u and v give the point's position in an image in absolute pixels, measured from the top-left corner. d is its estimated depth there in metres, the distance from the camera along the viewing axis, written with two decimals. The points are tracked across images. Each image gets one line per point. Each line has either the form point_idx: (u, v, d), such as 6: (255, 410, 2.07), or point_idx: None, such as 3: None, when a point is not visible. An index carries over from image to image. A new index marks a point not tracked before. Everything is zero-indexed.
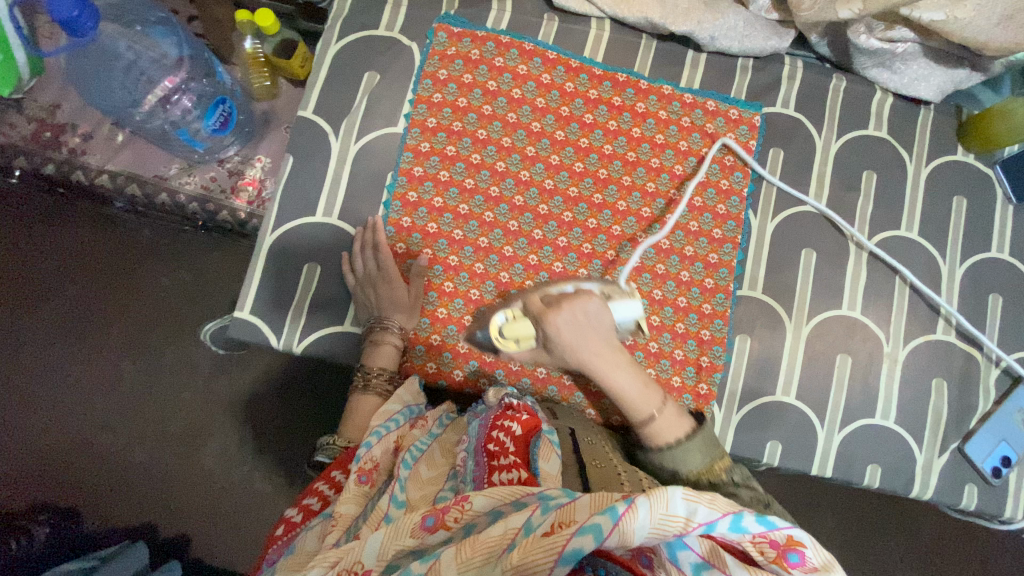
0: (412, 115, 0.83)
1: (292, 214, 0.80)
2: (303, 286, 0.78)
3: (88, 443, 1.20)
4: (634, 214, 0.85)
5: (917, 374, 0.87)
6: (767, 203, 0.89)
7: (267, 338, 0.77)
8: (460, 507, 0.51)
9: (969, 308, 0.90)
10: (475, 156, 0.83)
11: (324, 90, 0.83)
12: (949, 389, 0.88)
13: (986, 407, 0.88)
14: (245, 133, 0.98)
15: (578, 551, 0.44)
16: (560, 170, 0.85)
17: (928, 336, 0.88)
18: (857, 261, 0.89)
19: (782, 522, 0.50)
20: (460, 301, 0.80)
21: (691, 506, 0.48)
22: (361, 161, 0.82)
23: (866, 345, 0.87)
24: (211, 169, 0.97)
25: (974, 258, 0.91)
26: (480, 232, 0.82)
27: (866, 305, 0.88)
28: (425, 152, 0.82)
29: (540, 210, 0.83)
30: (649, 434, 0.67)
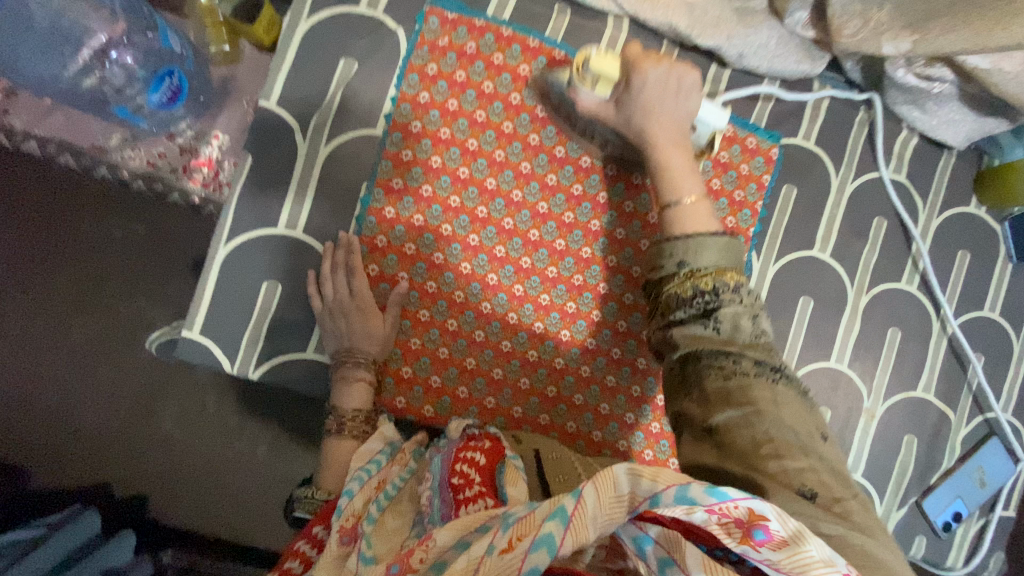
0: (394, 116, 0.72)
1: (252, 224, 0.71)
2: (262, 305, 0.71)
3: (25, 397, 0.97)
4: (632, 245, 0.77)
5: (892, 429, 0.87)
6: (771, 245, 0.84)
7: (219, 361, 0.71)
8: (423, 547, 0.47)
9: (952, 367, 0.89)
10: (463, 169, 0.73)
11: (292, 77, 0.72)
12: (918, 445, 0.88)
13: (949, 464, 0.89)
14: (199, 103, 0.85)
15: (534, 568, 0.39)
16: (558, 193, 0.76)
17: (907, 392, 0.87)
18: (852, 312, 0.86)
19: (738, 494, 0.40)
20: (435, 331, 0.74)
21: (634, 480, 0.41)
22: (333, 166, 0.72)
23: (846, 398, 0.86)
24: (158, 144, 0.85)
25: (967, 316, 0.89)
26: (463, 257, 0.74)
27: (853, 357, 0.86)
28: (407, 162, 0.72)
29: (531, 236, 0.76)
30: (673, 216, 0.63)
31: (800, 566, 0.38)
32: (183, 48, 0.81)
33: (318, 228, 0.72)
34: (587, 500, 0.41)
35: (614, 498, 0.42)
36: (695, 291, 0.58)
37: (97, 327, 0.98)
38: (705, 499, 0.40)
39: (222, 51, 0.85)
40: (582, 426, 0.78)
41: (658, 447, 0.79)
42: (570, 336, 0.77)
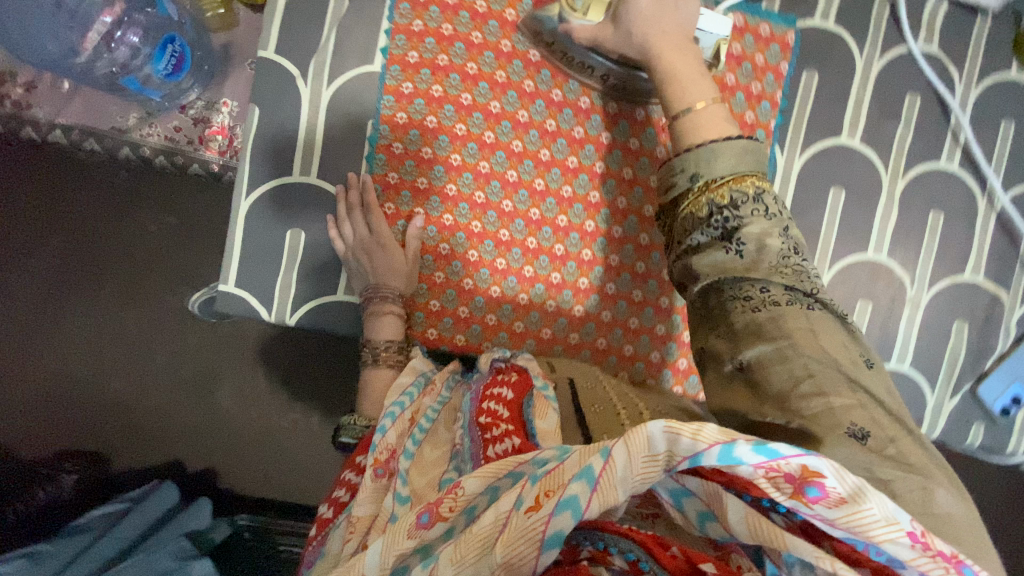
0: (390, 50, 0.71)
1: (267, 175, 0.73)
2: (288, 252, 0.74)
3: (99, 388, 1.04)
4: (645, 154, 0.77)
5: (938, 317, 0.84)
6: (794, 138, 0.80)
7: (258, 311, 0.74)
8: (454, 495, 0.48)
9: (1002, 246, 0.84)
10: (466, 96, 0.72)
11: (285, 24, 0.71)
12: (969, 331, 0.85)
13: (1004, 348, 0.85)
14: (204, 72, 0.86)
15: (558, 532, 0.40)
16: (564, 108, 0.75)
17: (954, 277, 0.83)
18: (888, 198, 0.82)
19: (789, 452, 0.37)
20: (457, 264, 0.75)
21: (671, 438, 0.40)
22: (337, 108, 0.73)
23: (888, 290, 0.83)
24: (173, 118, 0.86)
25: (1017, 190, 0.83)
26: (476, 186, 0.74)
27: (893, 246, 0.82)
28: (409, 95, 0.72)
29: (541, 157, 0.75)
30: (686, 127, 0.58)
31: (858, 524, 0.37)
32: (180, 16, 0.82)
33: (331, 173, 0.74)
34: (616, 460, 0.41)
35: (648, 457, 0.41)
36: (712, 211, 0.54)
37: (150, 319, 1.04)
38: (751, 457, 0.38)
39: (217, 14, 0.85)
40: (614, 341, 0.78)
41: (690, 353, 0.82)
42: (592, 254, 0.77)
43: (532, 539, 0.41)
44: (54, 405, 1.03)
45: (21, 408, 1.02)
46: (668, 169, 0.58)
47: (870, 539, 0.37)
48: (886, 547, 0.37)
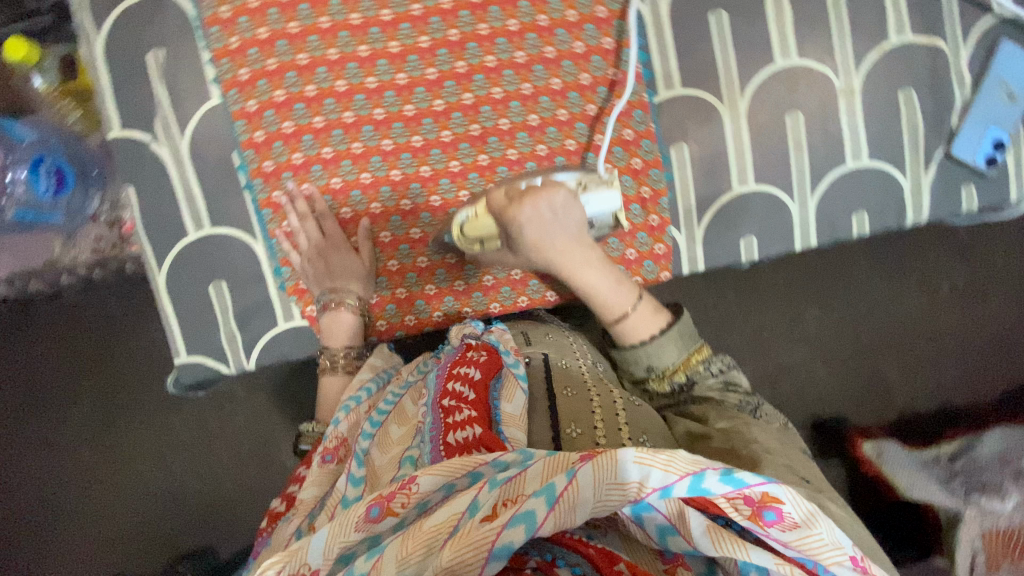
0: (228, 106, 0.66)
1: (167, 242, 0.69)
2: (218, 306, 0.70)
3: (180, 495, 1.08)
4: (523, 127, 0.68)
5: (944, 193, 0.72)
6: (711, 46, 0.69)
7: (217, 369, 0.71)
8: (406, 491, 0.42)
9: (986, 93, 0.70)
10: (318, 120, 0.67)
11: (118, 98, 0.67)
12: (982, 192, 0.72)
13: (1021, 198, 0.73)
14: (96, 177, 0.85)
15: (507, 546, 0.36)
16: (414, 88, 0.67)
17: (937, 157, 0.71)
18: (847, 98, 0.70)
19: (753, 480, 0.38)
20: None
21: (643, 469, 0.38)
22: (199, 155, 0.67)
23: (858, 199, 0.72)
24: (89, 230, 0.87)
25: (981, 27, 0.69)
26: (369, 203, 0.69)
27: (859, 149, 0.71)
28: (264, 141, 0.67)
29: (416, 145, 0.68)
30: (622, 329, 0.61)
31: (809, 548, 0.38)
32: (45, 136, 0.81)
33: (226, 223, 0.69)
34: (579, 482, 0.38)
35: (613, 485, 0.38)
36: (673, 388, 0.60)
37: (195, 420, 1.08)
38: (719, 487, 0.38)
39: (80, 118, 0.83)
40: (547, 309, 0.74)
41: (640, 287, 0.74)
42: None
43: (481, 548, 0.36)
44: (155, 522, 1.07)
45: (117, 533, 1.07)
46: (622, 358, 0.62)
47: (818, 560, 0.39)
48: (833, 570, 0.39)
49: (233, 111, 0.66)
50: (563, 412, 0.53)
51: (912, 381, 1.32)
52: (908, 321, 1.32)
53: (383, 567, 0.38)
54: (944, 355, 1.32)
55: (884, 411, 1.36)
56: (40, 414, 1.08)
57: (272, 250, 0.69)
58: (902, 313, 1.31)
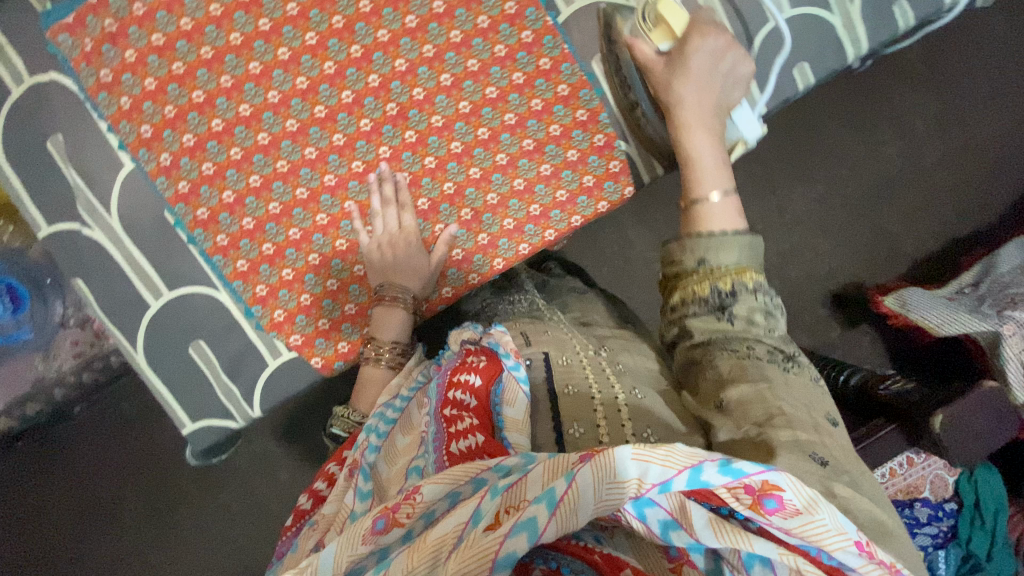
0: (143, 168, 0.65)
1: (133, 323, 0.68)
2: (205, 365, 0.69)
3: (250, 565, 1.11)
4: (438, 91, 0.66)
5: (876, 17, 0.69)
6: None
7: (225, 426, 0.71)
8: (411, 500, 0.41)
9: None
10: (234, 152, 0.65)
11: (36, 197, 0.65)
12: (914, 4, 0.69)
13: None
14: (53, 284, 0.85)
15: (510, 555, 0.33)
16: (318, 88, 0.65)
17: None
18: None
19: (752, 468, 0.35)
20: (329, 300, 0.70)
21: (642, 467, 0.35)
22: (134, 227, 0.66)
23: (791, 48, 0.69)
24: (65, 337, 0.86)
25: None
26: (312, 214, 0.67)
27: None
28: (191, 191, 0.65)
29: (339, 143, 0.66)
30: (702, 201, 0.59)
31: (812, 535, 0.35)
32: None
33: (182, 284, 0.67)
34: (580, 480, 0.35)
35: (613, 484, 0.35)
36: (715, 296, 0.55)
37: (242, 488, 1.12)
38: (718, 478, 0.35)
39: (15, 232, 0.83)
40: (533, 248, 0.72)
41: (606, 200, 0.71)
42: (471, 209, 0.70)
43: (483, 559, 0.34)
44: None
45: None
46: (679, 247, 0.58)
47: (822, 547, 0.35)
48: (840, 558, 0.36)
49: (150, 171, 0.65)
50: (567, 409, 0.51)
51: (899, 229, 1.34)
52: (879, 174, 1.34)
53: None
54: (920, 194, 1.34)
55: (892, 266, 1.34)
56: (89, 530, 1.10)
57: (240, 296, 0.68)
58: (871, 168, 1.33)
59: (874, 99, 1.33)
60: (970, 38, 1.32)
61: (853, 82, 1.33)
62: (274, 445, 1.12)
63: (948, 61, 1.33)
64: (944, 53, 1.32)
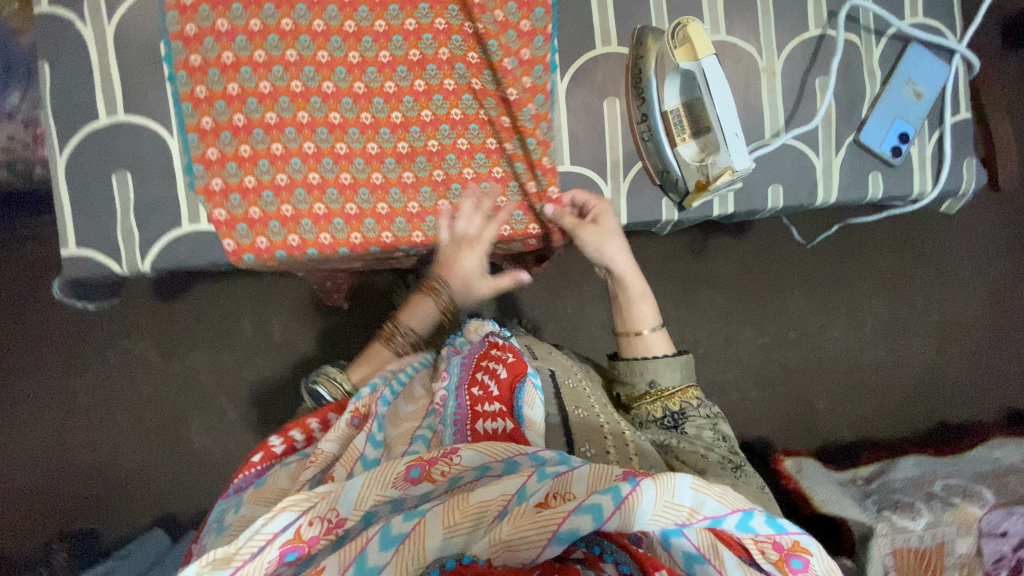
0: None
1: (73, 128, 0.65)
2: (121, 198, 0.66)
3: (181, 402, 1.48)
4: (461, 60, 0.70)
5: (853, 175, 0.76)
6: (649, 11, 0.73)
7: (107, 266, 0.67)
8: (448, 460, 0.51)
9: (891, 90, 0.76)
10: (254, 22, 0.66)
11: None
12: (887, 181, 0.77)
13: (923, 191, 0.78)
14: (22, 74, 0.82)
15: (573, 531, 0.44)
16: (357, 6, 0.68)
17: (848, 140, 0.76)
18: (768, 79, 0.75)
19: (791, 527, 0.48)
20: (270, 193, 0.67)
21: (698, 496, 0.47)
22: (125, 44, 0.66)
23: (779, 167, 0.75)
24: (2, 128, 0.82)
25: (890, 32, 0.76)
26: (295, 109, 0.67)
27: (782, 123, 0.75)
28: (195, 37, 0.66)
29: (352, 60, 0.68)
30: (636, 344, 0.73)
31: None
32: None
33: (141, 113, 0.66)
34: (643, 488, 0.46)
35: (671, 501, 0.47)
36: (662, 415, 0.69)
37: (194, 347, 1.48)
38: (761, 526, 0.48)
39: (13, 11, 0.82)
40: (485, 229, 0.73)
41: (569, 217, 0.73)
42: (444, 173, 0.71)
43: (545, 532, 0.44)
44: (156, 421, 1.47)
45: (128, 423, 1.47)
46: (630, 367, 0.72)
47: None
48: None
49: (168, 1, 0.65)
50: (579, 430, 0.64)
51: (821, 408, 1.41)
52: (821, 352, 1.43)
53: (427, 532, 0.45)
54: (851, 387, 1.42)
55: (803, 438, 1.39)
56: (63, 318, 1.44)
57: (193, 148, 0.66)
58: (816, 342, 1.42)
59: (840, 288, 1.43)
60: (935, 273, 1.46)
61: (833, 264, 1.43)
62: (243, 337, 1.48)
63: (913, 284, 1.45)
64: (909, 274, 1.46)
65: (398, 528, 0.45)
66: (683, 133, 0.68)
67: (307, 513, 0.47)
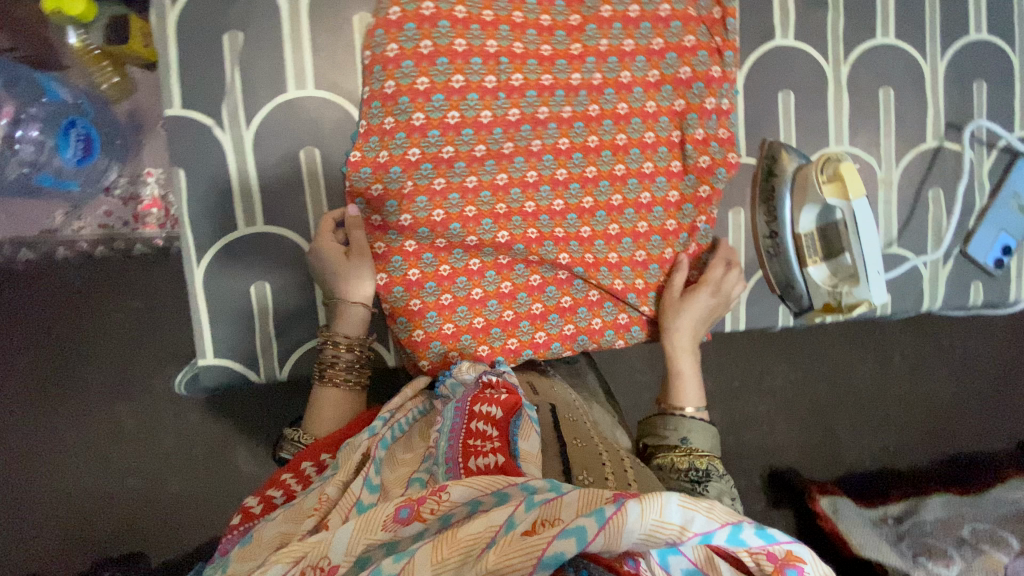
0: (310, 110, 0.64)
1: (212, 236, 0.64)
2: (258, 307, 0.66)
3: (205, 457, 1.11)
4: (582, 303, 0.69)
5: (957, 284, 0.79)
6: (776, 122, 0.73)
7: (245, 375, 0.67)
8: (437, 497, 0.42)
9: (996, 204, 0.78)
10: (647, 166, 0.68)
11: (187, 77, 0.62)
12: (987, 288, 0.80)
13: (1019, 297, 0.81)
14: (117, 147, 0.78)
15: (558, 557, 0.36)
16: (623, 238, 0.68)
17: (954, 251, 0.78)
18: (885, 190, 0.76)
19: (781, 535, 0.39)
20: (607, 152, 0.67)
21: (687, 514, 0.38)
22: (265, 151, 0.64)
23: (892, 274, 0.77)
24: (100, 203, 0.79)
25: (1000, 144, 0.78)
26: (585, 164, 0.67)
27: (898, 233, 0.77)
28: (341, 153, 0.65)
29: (613, 203, 0.68)
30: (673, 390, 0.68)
31: None
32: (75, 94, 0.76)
33: (279, 222, 0.65)
34: (628, 510, 0.37)
35: (658, 521, 0.38)
36: None
37: None
38: (753, 540, 0.39)
39: (113, 84, 0.78)
40: (456, 263, 0.64)
41: (526, 278, 0.67)
42: (512, 284, 0.66)
43: (530, 557, 0.37)
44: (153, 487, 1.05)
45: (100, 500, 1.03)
46: None
47: None
48: None
49: (318, 106, 0.64)
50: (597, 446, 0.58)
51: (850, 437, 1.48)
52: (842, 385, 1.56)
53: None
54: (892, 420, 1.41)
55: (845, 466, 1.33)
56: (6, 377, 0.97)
57: None
58: None
59: None
60: None
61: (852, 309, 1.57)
62: None
63: None
64: None
65: (384, 572, 0.37)
66: (816, 256, 0.70)
67: (295, 567, 0.41)
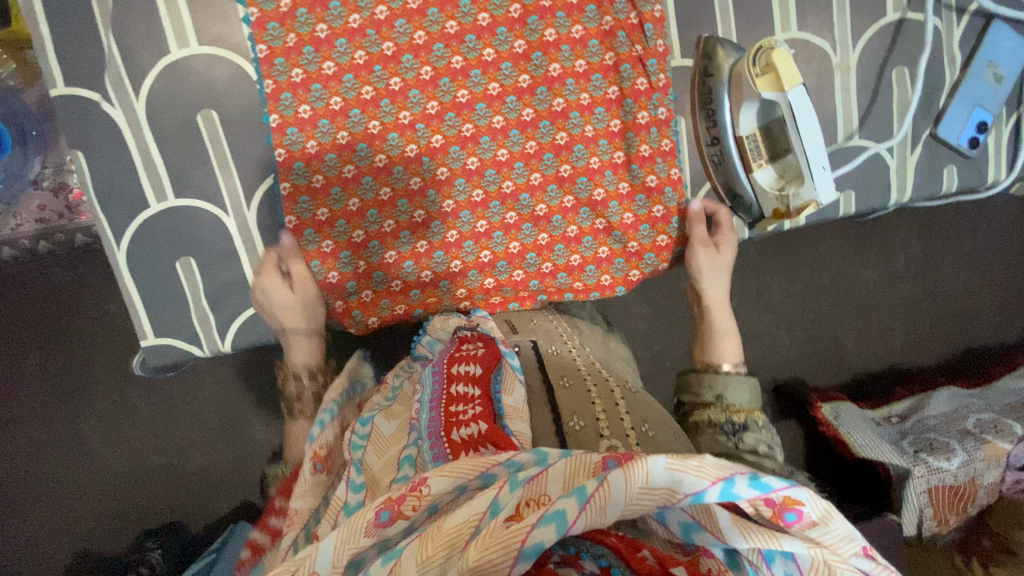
0: (200, 69, 0.60)
1: (125, 216, 0.62)
2: (188, 283, 0.65)
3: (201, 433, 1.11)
4: (531, 248, 0.68)
5: (928, 171, 0.73)
6: (712, 15, 0.67)
7: (189, 351, 0.67)
8: (417, 493, 0.39)
9: (971, 76, 0.70)
10: (585, 97, 0.66)
11: (58, 48, 0.58)
12: (962, 172, 0.74)
13: (999, 177, 0.75)
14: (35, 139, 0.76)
15: (538, 545, 0.32)
16: (577, 177, 0.67)
17: (923, 136, 0.72)
18: (842, 76, 0.69)
19: (778, 483, 0.34)
20: (541, 88, 0.65)
21: (674, 475, 0.34)
22: (160, 119, 0.61)
23: (855, 170, 0.71)
24: (32, 198, 0.78)
25: (969, 9, 0.70)
26: (522, 106, 0.65)
27: (860, 122, 0.70)
28: (242, 113, 0.62)
29: (558, 142, 0.66)
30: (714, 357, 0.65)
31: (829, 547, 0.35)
32: None
33: (191, 193, 0.63)
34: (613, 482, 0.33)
35: (644, 488, 0.34)
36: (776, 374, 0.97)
37: None
38: (748, 492, 0.34)
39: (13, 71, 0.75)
40: (402, 249, 0.66)
41: (476, 229, 0.67)
42: (457, 233, 0.66)
43: (510, 549, 0.32)
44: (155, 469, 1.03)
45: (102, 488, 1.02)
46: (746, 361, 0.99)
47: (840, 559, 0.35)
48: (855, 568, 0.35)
49: (206, 63, 0.60)
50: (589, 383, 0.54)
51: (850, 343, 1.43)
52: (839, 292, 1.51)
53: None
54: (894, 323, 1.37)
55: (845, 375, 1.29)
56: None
57: (255, 223, 0.65)
58: None
59: None
60: None
61: None
62: None
63: None
64: None
65: None
66: (761, 158, 0.65)
67: None
